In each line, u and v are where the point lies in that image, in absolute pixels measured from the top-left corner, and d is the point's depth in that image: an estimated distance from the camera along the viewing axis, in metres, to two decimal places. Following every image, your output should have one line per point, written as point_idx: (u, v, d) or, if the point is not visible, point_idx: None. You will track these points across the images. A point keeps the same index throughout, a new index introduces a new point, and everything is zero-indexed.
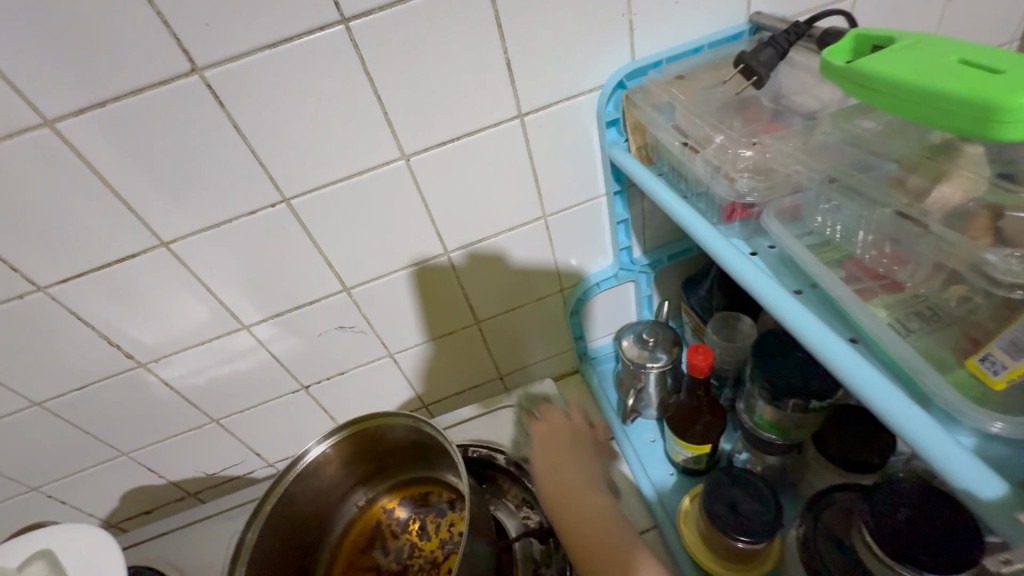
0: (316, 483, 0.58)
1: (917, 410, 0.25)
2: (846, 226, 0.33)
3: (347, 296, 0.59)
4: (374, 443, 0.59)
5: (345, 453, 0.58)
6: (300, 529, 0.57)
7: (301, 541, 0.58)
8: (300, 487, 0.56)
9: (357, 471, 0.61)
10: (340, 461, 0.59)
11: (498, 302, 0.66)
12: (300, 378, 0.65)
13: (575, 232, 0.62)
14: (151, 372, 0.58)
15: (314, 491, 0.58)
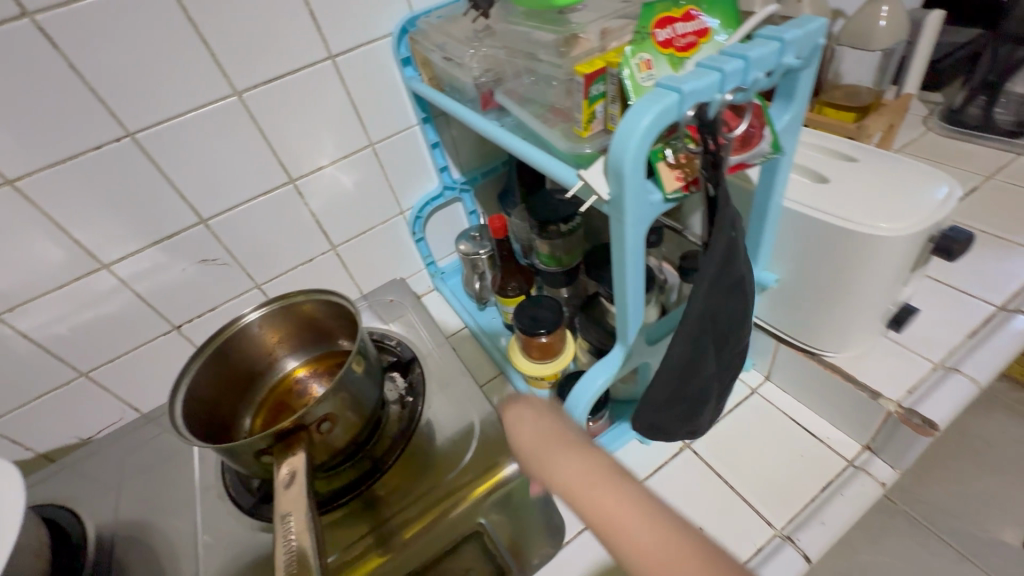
0: (231, 362, 0.55)
1: (564, 163, 0.43)
2: (530, 87, 0.52)
3: (205, 227, 0.67)
4: (288, 322, 0.58)
5: (262, 330, 0.57)
6: (213, 408, 0.54)
7: (215, 420, 0.54)
8: (219, 364, 0.54)
9: (265, 351, 0.58)
10: (256, 338, 0.57)
11: (349, 226, 0.79)
12: (170, 318, 0.71)
13: (401, 159, 0.78)
14: (6, 324, 0.60)
15: (227, 370, 0.55)
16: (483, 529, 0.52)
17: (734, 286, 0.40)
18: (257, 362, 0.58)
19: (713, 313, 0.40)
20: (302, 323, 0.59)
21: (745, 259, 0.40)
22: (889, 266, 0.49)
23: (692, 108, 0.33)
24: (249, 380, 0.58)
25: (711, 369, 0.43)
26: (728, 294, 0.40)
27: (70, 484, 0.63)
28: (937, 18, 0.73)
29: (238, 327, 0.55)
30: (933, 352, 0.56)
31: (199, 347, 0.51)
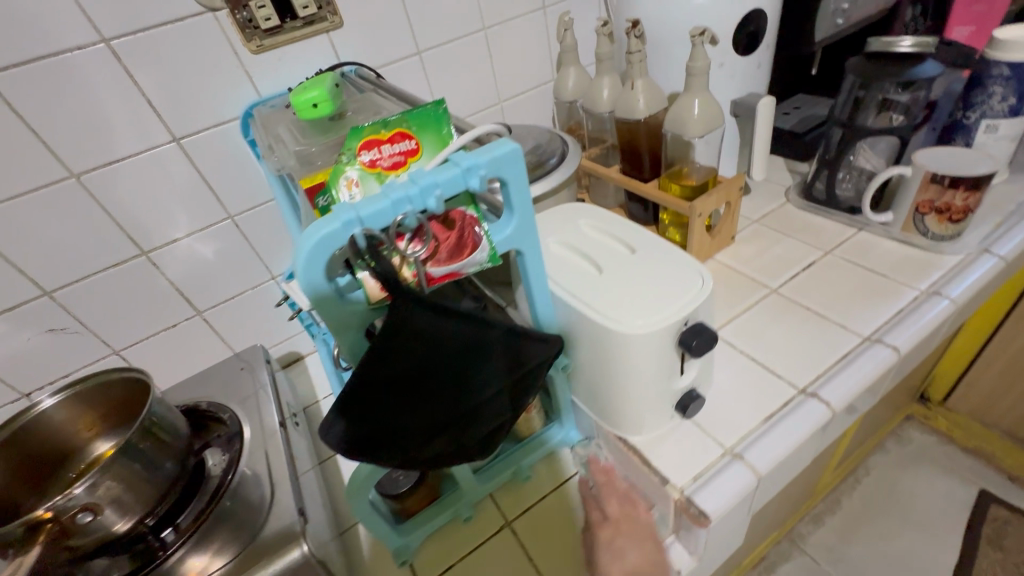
0: (29, 445, 0.55)
1: None
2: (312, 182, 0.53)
3: (50, 299, 0.69)
4: (97, 403, 0.58)
5: (67, 412, 0.57)
6: (3, 494, 0.53)
7: (6, 506, 0.53)
8: (13, 449, 0.54)
9: (74, 431, 0.58)
10: (61, 420, 0.57)
11: (215, 293, 0.81)
12: (19, 385, 0.72)
13: (265, 229, 0.80)
14: None
15: (25, 453, 0.55)
16: None
17: (457, 351, 0.41)
18: (64, 444, 0.58)
19: (425, 353, 0.40)
20: (108, 405, 0.59)
21: (474, 337, 0.42)
22: (652, 359, 0.50)
23: (362, 231, 0.35)
24: (46, 467, 0.57)
25: (424, 414, 0.42)
26: (448, 350, 0.41)
27: None
28: (768, 104, 0.77)
29: (25, 416, 0.54)
30: (726, 437, 0.56)
31: None
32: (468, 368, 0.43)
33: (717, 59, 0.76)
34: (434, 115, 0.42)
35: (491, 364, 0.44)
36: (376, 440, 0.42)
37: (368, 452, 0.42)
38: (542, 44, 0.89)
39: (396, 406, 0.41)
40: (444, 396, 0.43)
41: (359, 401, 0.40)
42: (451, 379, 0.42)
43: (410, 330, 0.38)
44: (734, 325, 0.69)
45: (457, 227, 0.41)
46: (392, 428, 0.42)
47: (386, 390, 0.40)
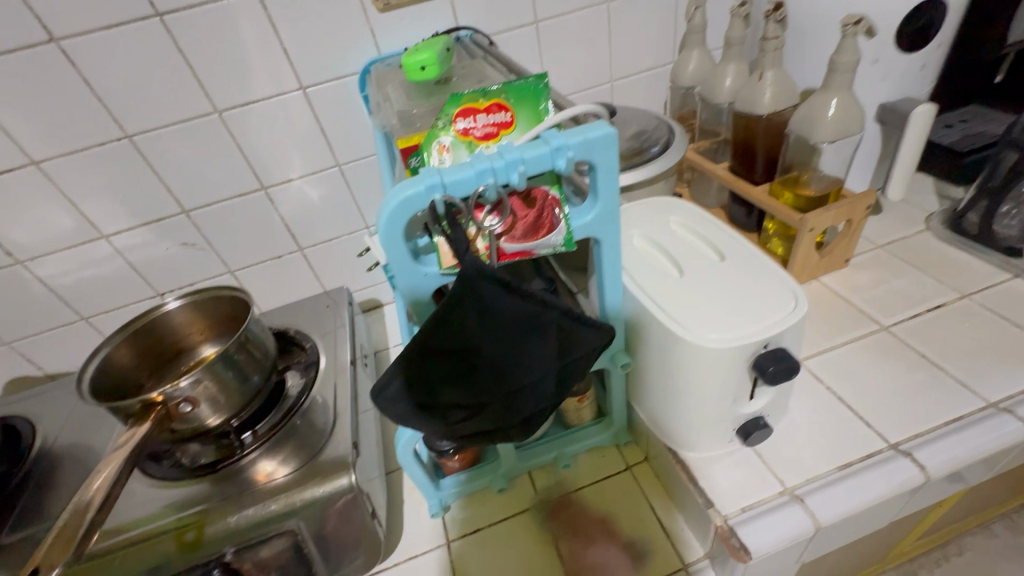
0: (153, 337, 0.65)
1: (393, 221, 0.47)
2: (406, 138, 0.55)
3: (186, 217, 0.80)
4: (208, 311, 0.67)
5: (185, 314, 0.66)
6: (129, 373, 0.63)
7: (130, 383, 0.64)
8: (141, 337, 0.64)
9: (187, 333, 0.68)
10: (180, 321, 0.67)
11: (316, 234, 0.89)
12: (155, 286, 0.85)
13: (367, 181, 0.86)
14: (27, 270, 0.77)
15: (149, 344, 0.65)
16: (296, 529, 0.56)
17: (508, 336, 0.41)
18: (178, 342, 0.68)
19: (474, 341, 0.40)
20: (214, 316, 0.68)
21: (527, 321, 0.41)
22: (716, 377, 0.47)
23: (443, 197, 0.36)
24: (162, 359, 0.67)
25: (466, 399, 0.43)
26: (499, 337, 0.41)
27: (49, 403, 0.79)
28: (926, 110, 0.65)
29: (150, 313, 0.63)
30: (788, 475, 0.52)
31: (124, 323, 0.61)
32: (517, 355, 0.42)
33: (869, 54, 0.66)
34: (534, 91, 0.41)
35: (542, 346, 0.43)
36: (420, 416, 0.43)
37: (413, 410, 0.44)
38: (668, 22, 0.83)
39: (442, 383, 0.42)
40: (492, 375, 0.42)
41: (406, 378, 0.42)
42: (503, 358, 0.42)
43: (460, 314, 0.39)
44: (825, 357, 0.62)
45: (537, 206, 0.40)
46: (438, 394, 0.43)
47: (436, 357, 0.41)
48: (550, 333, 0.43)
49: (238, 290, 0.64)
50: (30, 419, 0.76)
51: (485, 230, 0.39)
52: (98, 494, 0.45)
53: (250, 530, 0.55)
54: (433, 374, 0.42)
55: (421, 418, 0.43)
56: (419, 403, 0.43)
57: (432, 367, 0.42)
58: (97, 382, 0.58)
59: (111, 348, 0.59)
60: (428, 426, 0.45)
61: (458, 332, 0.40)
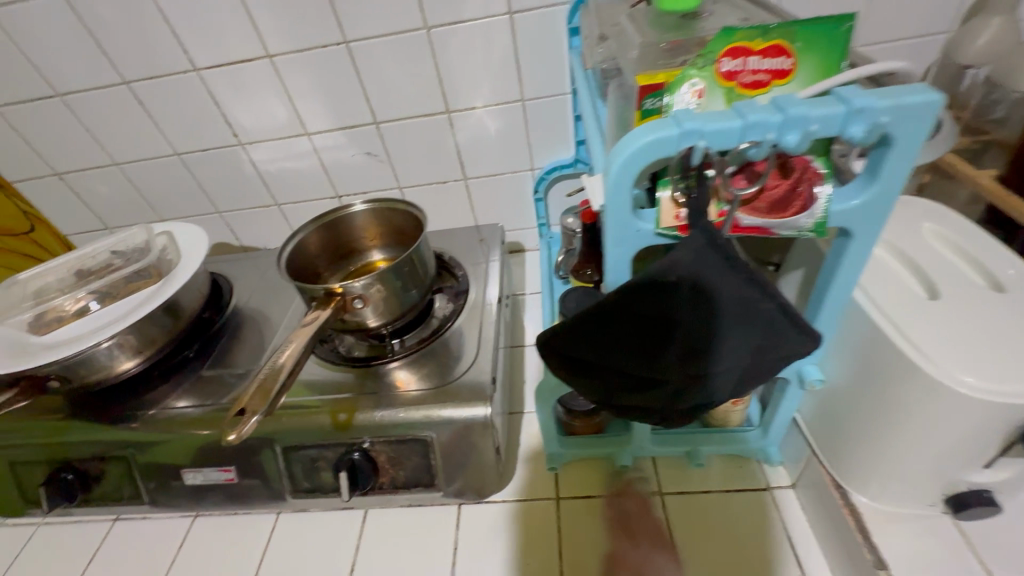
0: (337, 233, 0.70)
1: None
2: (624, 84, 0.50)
3: (376, 128, 0.85)
4: (386, 221, 0.70)
5: (367, 220, 0.70)
6: (313, 261, 0.69)
7: (312, 269, 0.70)
8: (329, 231, 0.69)
9: (364, 237, 0.72)
10: (361, 224, 0.70)
11: (483, 167, 0.89)
12: (336, 187, 0.93)
13: (545, 120, 0.83)
14: (245, 151, 0.88)
15: (333, 239, 0.70)
16: (428, 439, 0.59)
17: (710, 316, 0.37)
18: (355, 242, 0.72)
19: (673, 313, 0.37)
20: (390, 225, 0.71)
21: (737, 305, 0.37)
22: (945, 432, 0.39)
23: (696, 145, 0.31)
24: (345, 255, 0.72)
25: (640, 371, 0.40)
26: (700, 315, 0.37)
27: (243, 270, 0.93)
28: None
29: (337, 211, 0.68)
30: (1001, 569, 0.44)
31: (319, 216, 0.66)
32: (712, 340, 0.38)
33: None
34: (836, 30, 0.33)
35: (744, 336, 0.38)
36: (588, 370, 0.42)
37: (582, 366, 0.42)
38: None
39: (620, 348, 0.40)
40: (677, 355, 0.39)
41: (584, 334, 0.40)
42: (696, 340, 0.38)
43: (668, 284, 0.36)
44: None
45: (793, 177, 0.34)
46: (613, 358, 0.40)
47: (625, 321, 0.38)
48: (757, 324, 0.37)
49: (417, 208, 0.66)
50: (228, 279, 0.90)
51: (727, 194, 0.34)
52: (289, 363, 0.50)
53: (392, 428, 0.59)
54: (613, 337, 0.39)
55: (589, 373, 0.42)
56: (590, 359, 0.41)
57: (614, 329, 0.39)
58: (292, 263, 0.65)
59: (306, 235, 0.65)
60: (587, 385, 0.43)
61: (657, 301, 0.37)
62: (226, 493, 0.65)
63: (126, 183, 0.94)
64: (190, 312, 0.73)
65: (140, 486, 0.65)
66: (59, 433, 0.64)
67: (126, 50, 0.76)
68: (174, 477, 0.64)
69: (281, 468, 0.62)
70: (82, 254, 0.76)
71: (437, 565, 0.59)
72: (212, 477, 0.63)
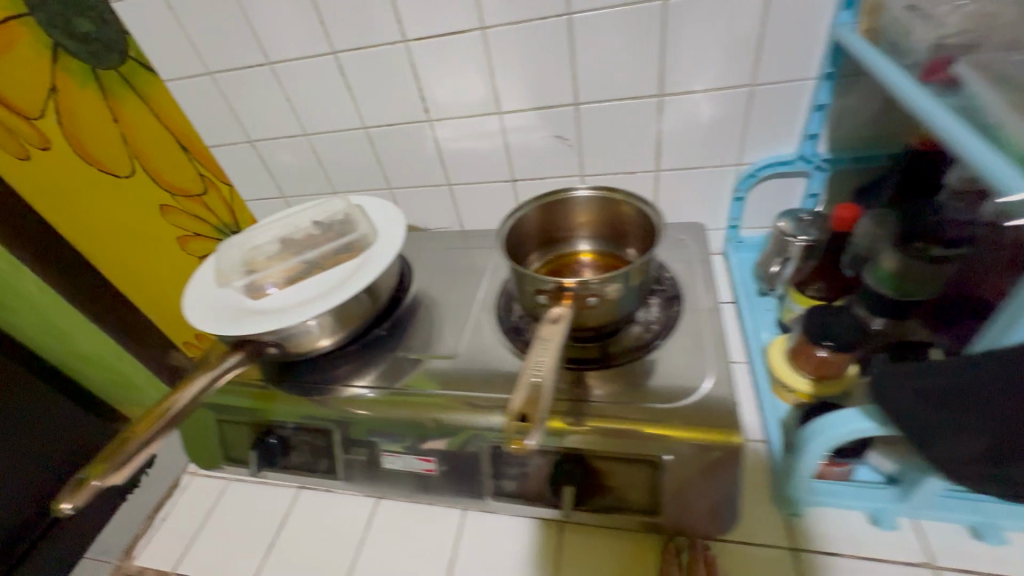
0: (551, 219, 0.64)
1: (998, 160, 0.37)
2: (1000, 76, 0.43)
3: (574, 110, 0.79)
4: (606, 213, 0.63)
5: (585, 208, 0.63)
6: (522, 244, 0.64)
7: (518, 253, 0.64)
8: (544, 215, 0.63)
9: (576, 226, 0.65)
10: (577, 212, 0.63)
11: (681, 159, 0.80)
12: (513, 171, 0.89)
13: (773, 111, 0.73)
14: (431, 128, 0.86)
15: (545, 224, 0.64)
16: (660, 463, 0.52)
17: None
18: (564, 230, 0.66)
19: None
20: (614, 227, 0.63)
21: None
22: None
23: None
24: (555, 242, 0.67)
25: None
26: None
27: (412, 248, 0.91)
28: None
29: (566, 195, 0.62)
30: None
31: (540, 196, 0.60)
32: None
33: None
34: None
35: None
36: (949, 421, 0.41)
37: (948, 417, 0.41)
38: None
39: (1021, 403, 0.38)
40: None
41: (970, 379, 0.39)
42: None
43: None
44: None
45: None
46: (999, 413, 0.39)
47: None
48: None
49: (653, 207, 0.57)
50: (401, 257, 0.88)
51: None
52: (548, 367, 0.46)
53: (619, 444, 0.52)
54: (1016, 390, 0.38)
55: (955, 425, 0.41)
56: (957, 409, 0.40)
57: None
58: (510, 235, 0.61)
59: (530, 210, 0.61)
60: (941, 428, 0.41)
61: None
62: (419, 481, 0.62)
63: (309, 154, 0.95)
64: (383, 290, 0.72)
65: (335, 461, 0.64)
66: (263, 397, 0.65)
67: (341, 18, 0.76)
68: (371, 457, 0.63)
69: (485, 466, 0.58)
70: (285, 218, 0.76)
71: None
72: (409, 464, 0.61)
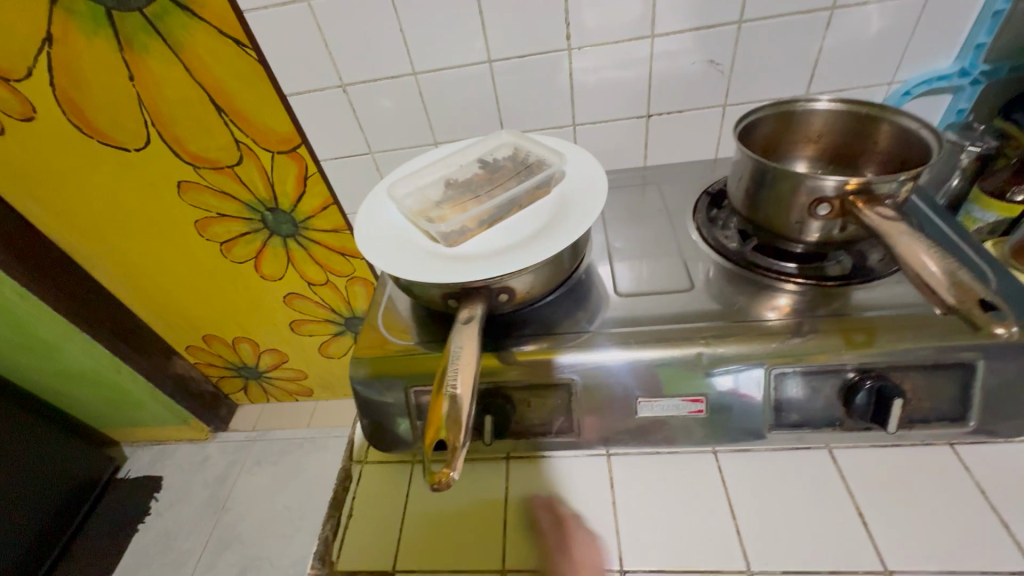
0: (782, 129, 0.63)
1: None
2: None
3: (735, 30, 0.74)
4: (848, 128, 0.61)
5: (825, 122, 0.61)
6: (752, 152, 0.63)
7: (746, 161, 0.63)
8: (778, 124, 0.62)
9: (804, 140, 0.64)
10: (813, 125, 0.62)
11: (837, 79, 0.78)
12: (651, 105, 0.83)
13: (943, 20, 0.72)
14: (569, 58, 0.78)
15: (776, 134, 0.63)
16: (974, 365, 0.51)
17: None
18: (790, 144, 0.64)
19: None
20: (857, 137, 0.60)
21: None
22: None
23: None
24: (778, 160, 0.65)
25: None
26: None
27: None
28: None
29: (806, 105, 0.60)
30: None
31: (781, 102, 0.59)
32: None
33: None
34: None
35: None
36: None
37: None
38: None
39: None
40: None
41: None
42: None
43: None
44: None
45: None
46: None
47: None
48: None
49: (921, 121, 0.54)
50: None
51: None
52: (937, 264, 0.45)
53: (930, 352, 0.51)
54: None
55: None
56: None
57: None
58: (744, 139, 0.61)
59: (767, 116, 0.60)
60: None
61: None
62: (676, 427, 0.57)
63: (414, 99, 0.84)
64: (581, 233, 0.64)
65: (576, 416, 0.58)
66: (492, 359, 0.58)
67: None
68: (624, 409, 0.57)
69: (764, 396, 0.54)
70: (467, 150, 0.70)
71: (968, 517, 0.50)
72: (670, 406, 0.56)
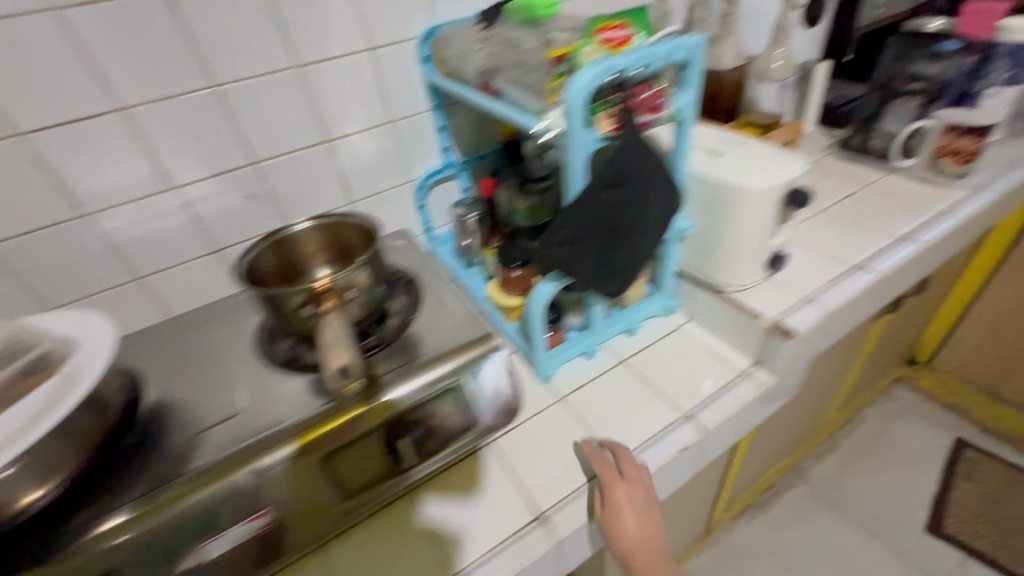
0: (284, 252, 0.72)
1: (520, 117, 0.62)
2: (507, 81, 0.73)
3: (254, 168, 0.86)
4: (332, 236, 0.74)
5: (314, 237, 0.73)
6: (264, 279, 0.70)
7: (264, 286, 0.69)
8: (279, 249, 0.71)
9: (311, 253, 0.74)
10: (308, 242, 0.73)
11: (367, 186, 0.98)
12: (213, 241, 0.88)
13: (413, 136, 0.98)
14: (90, 223, 0.77)
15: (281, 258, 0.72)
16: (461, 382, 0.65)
17: (636, 197, 0.60)
18: (301, 260, 0.74)
19: (615, 198, 0.60)
20: (341, 241, 0.75)
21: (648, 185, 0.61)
22: (761, 209, 0.68)
23: (678, 56, 0.58)
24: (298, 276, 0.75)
25: (610, 243, 0.62)
26: (631, 192, 0.60)
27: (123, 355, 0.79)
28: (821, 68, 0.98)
29: (289, 231, 0.72)
30: (818, 297, 0.74)
31: (265, 235, 0.68)
32: (643, 213, 0.62)
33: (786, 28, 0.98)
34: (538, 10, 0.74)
35: (656, 204, 0.63)
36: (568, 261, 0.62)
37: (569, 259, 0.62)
38: None
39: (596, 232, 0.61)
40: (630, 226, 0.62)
41: (572, 231, 0.61)
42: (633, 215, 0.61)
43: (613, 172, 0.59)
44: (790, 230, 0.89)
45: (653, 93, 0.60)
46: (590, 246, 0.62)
47: (598, 213, 0.60)
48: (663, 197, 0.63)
49: (369, 219, 0.71)
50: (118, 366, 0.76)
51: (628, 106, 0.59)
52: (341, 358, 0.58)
53: (428, 387, 0.63)
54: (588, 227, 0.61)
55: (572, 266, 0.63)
56: (568, 257, 0.62)
57: (589, 218, 0.60)
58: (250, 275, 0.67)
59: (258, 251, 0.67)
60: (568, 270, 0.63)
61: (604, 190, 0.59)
62: (248, 550, 0.56)
63: None
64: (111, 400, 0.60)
65: None
66: None
67: None
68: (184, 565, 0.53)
69: (323, 479, 0.59)
70: None
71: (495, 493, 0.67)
72: (241, 532, 0.55)
